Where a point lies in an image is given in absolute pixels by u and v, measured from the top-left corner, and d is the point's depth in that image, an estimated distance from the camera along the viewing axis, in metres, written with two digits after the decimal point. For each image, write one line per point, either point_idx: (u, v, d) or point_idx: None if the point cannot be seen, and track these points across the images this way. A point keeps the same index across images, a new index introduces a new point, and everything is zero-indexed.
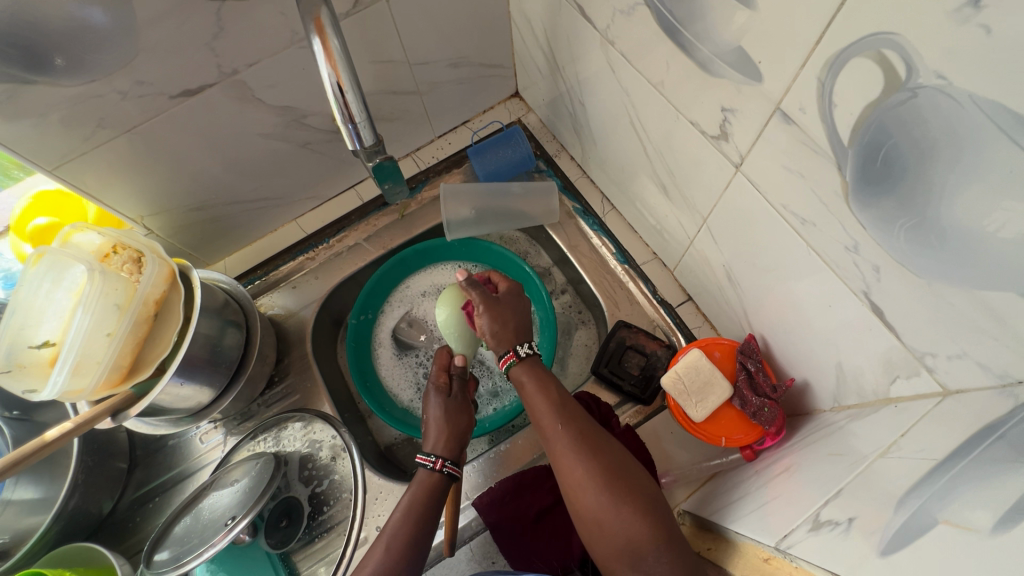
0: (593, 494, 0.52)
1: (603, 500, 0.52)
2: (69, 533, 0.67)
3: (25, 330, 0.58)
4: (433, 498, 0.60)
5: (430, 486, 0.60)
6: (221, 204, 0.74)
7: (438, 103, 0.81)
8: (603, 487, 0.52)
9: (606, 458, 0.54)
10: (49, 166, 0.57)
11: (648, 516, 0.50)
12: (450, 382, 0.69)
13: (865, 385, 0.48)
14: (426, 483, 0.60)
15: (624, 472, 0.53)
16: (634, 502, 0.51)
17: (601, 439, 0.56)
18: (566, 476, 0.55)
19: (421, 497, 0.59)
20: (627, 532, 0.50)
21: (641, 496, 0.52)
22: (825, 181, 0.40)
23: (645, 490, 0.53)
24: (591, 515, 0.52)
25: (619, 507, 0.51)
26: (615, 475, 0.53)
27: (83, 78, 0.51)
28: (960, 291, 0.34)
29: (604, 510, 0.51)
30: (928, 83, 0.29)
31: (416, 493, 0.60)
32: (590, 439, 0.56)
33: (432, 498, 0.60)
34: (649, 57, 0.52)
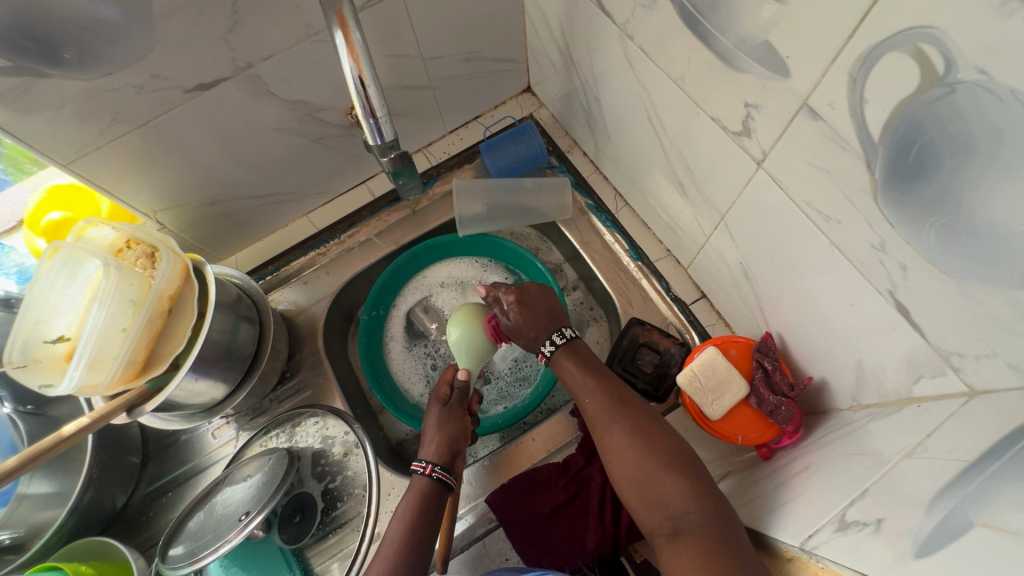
0: (624, 451, 0.55)
1: (632, 454, 0.54)
2: (84, 527, 0.67)
3: (41, 325, 0.58)
4: (431, 504, 0.59)
5: (425, 493, 0.59)
6: (234, 199, 0.74)
7: (450, 97, 0.80)
8: (632, 443, 0.54)
9: (636, 418, 0.57)
10: (64, 161, 0.57)
11: (676, 470, 0.52)
12: (452, 393, 0.68)
13: (886, 384, 0.47)
14: (423, 489, 0.60)
15: (654, 431, 0.55)
16: (661, 457, 0.53)
17: (634, 403, 0.59)
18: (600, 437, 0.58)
19: (415, 502, 0.59)
20: (656, 486, 0.51)
21: (669, 452, 0.53)
22: (853, 178, 0.39)
23: (675, 448, 0.54)
24: (622, 471, 0.54)
25: (647, 461, 0.53)
26: (644, 433, 0.55)
27: (99, 72, 0.50)
28: (993, 291, 0.34)
29: (633, 464, 0.53)
30: (968, 78, 0.29)
31: (415, 499, 0.59)
32: (623, 402, 0.58)
33: (431, 504, 0.59)
34: (670, 52, 0.52)
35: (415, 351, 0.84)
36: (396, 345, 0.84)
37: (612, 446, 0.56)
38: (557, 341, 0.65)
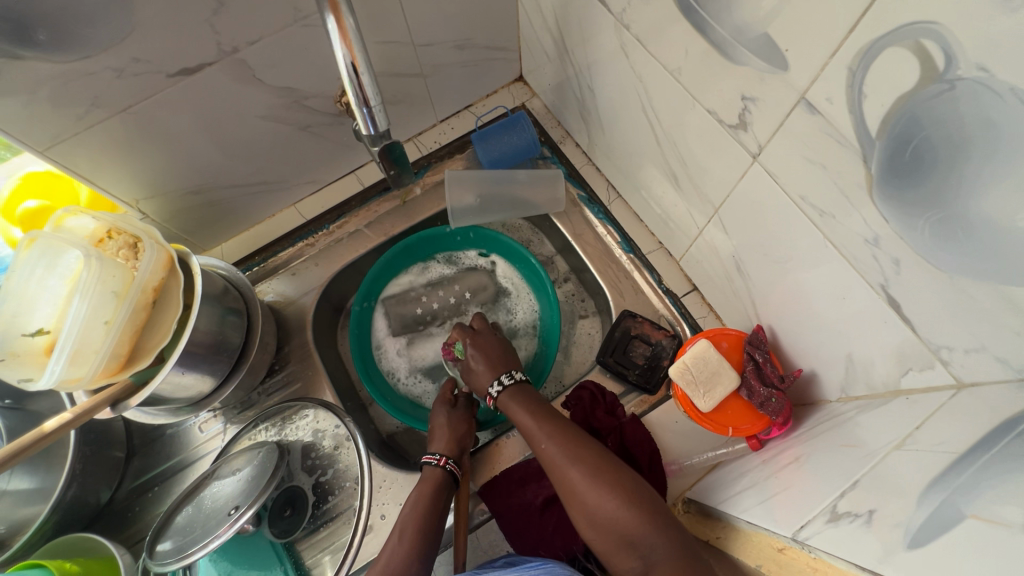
0: (583, 491, 0.55)
1: (594, 496, 0.54)
2: (68, 523, 0.66)
3: (18, 318, 0.56)
4: (439, 496, 0.62)
5: (439, 482, 0.63)
6: (219, 188, 0.72)
7: (442, 86, 0.79)
8: (591, 483, 0.55)
9: (591, 454, 0.57)
10: (40, 147, 0.55)
11: (636, 505, 0.52)
12: (456, 399, 0.74)
13: (875, 376, 0.48)
14: (429, 480, 0.63)
15: (610, 465, 0.56)
16: (618, 490, 0.53)
17: (587, 440, 0.59)
18: (557, 478, 0.57)
19: (428, 490, 0.62)
20: (620, 524, 0.52)
21: (626, 484, 0.54)
22: (849, 172, 0.39)
23: (632, 480, 0.55)
24: (584, 510, 0.54)
25: (607, 495, 0.53)
26: (600, 469, 0.55)
27: (75, 55, 0.48)
28: (984, 286, 0.34)
29: (596, 505, 0.54)
30: (967, 74, 0.29)
31: (422, 489, 0.63)
32: (575, 437, 0.59)
33: (440, 493, 0.63)
34: (667, 44, 0.51)
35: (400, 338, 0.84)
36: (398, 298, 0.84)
37: (571, 486, 0.56)
38: (505, 381, 0.68)
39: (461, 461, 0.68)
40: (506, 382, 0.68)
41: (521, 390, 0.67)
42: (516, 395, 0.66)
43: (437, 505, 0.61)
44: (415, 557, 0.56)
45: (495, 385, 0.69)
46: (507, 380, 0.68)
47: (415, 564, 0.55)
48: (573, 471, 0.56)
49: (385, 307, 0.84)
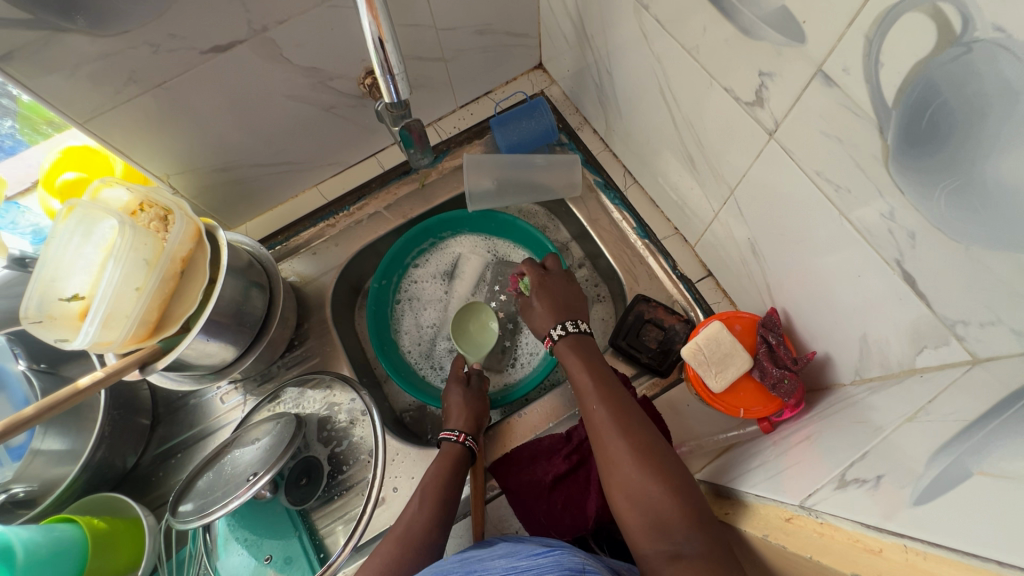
0: (626, 465, 0.53)
1: (635, 472, 0.52)
2: (95, 484, 0.69)
3: (56, 282, 0.59)
4: (459, 470, 0.64)
5: (458, 457, 0.65)
6: (245, 166, 0.74)
7: (462, 71, 0.80)
8: (635, 461, 0.52)
9: (642, 434, 0.55)
10: (80, 119, 0.57)
11: (680, 495, 0.49)
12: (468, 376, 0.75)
13: (889, 356, 0.48)
14: (450, 454, 0.65)
15: (661, 451, 0.53)
16: (664, 476, 0.51)
17: (645, 424, 0.57)
18: (602, 451, 0.56)
19: (446, 466, 0.64)
20: (657, 506, 0.49)
21: (675, 473, 0.51)
22: (865, 145, 0.39)
23: (682, 472, 0.52)
24: (624, 488, 0.52)
25: (652, 479, 0.50)
26: (649, 452, 0.53)
27: (117, 30, 0.51)
28: (1001, 256, 0.34)
29: (639, 484, 0.51)
30: (984, 36, 0.29)
31: (444, 461, 0.64)
32: (630, 415, 0.58)
33: (461, 466, 0.64)
34: (687, 23, 0.51)
35: (416, 309, 0.86)
36: (504, 266, 0.87)
37: (614, 460, 0.54)
38: (568, 328, 0.70)
39: (478, 434, 0.69)
40: (565, 331, 0.69)
41: (580, 340, 0.69)
42: (571, 342, 0.69)
43: (457, 477, 0.63)
44: (434, 524, 0.58)
45: (553, 331, 0.70)
46: (570, 327, 0.70)
47: (435, 533, 0.58)
48: (620, 445, 0.55)
49: (481, 242, 0.89)
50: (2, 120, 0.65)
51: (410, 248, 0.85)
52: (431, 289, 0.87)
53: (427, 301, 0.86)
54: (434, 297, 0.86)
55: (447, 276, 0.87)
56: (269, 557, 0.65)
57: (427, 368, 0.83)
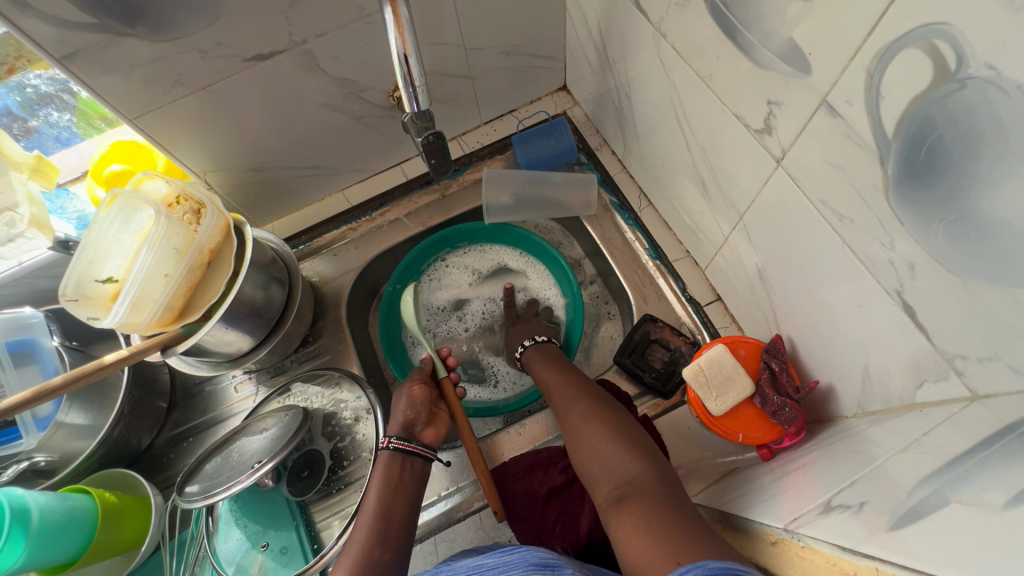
0: (582, 428, 0.60)
1: (592, 432, 0.59)
2: (112, 460, 0.72)
3: (93, 265, 0.63)
4: (404, 479, 0.62)
5: (388, 464, 0.63)
6: (276, 168, 0.78)
7: (487, 89, 0.83)
8: (595, 424, 0.60)
9: (595, 402, 0.63)
10: (130, 116, 0.62)
11: (628, 444, 0.56)
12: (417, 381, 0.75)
13: (891, 389, 0.48)
14: (387, 462, 0.63)
15: (618, 416, 0.60)
16: (617, 433, 0.58)
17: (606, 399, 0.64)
18: (567, 419, 0.64)
19: (381, 474, 0.62)
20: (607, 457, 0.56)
21: (628, 432, 0.58)
22: (867, 175, 0.40)
23: (635, 430, 0.58)
24: (583, 446, 0.59)
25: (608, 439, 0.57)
26: (602, 416, 0.60)
27: (170, 36, 0.55)
28: (995, 290, 0.34)
29: (594, 441, 0.58)
30: (978, 74, 0.30)
31: (386, 473, 0.62)
32: (594, 392, 0.65)
33: (398, 477, 0.62)
34: (699, 50, 0.53)
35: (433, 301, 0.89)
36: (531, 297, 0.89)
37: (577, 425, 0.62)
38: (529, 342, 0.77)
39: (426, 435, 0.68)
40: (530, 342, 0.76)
41: (543, 348, 0.75)
42: (538, 353, 0.75)
43: (401, 489, 0.62)
44: (375, 543, 0.57)
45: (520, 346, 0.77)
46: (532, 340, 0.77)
47: (382, 553, 0.56)
48: (581, 411, 0.62)
49: (515, 258, 0.90)
50: (61, 113, 0.70)
51: (427, 255, 0.88)
52: (457, 277, 0.90)
53: (449, 287, 0.89)
54: (460, 285, 0.89)
55: (478, 276, 0.90)
56: (266, 545, 0.67)
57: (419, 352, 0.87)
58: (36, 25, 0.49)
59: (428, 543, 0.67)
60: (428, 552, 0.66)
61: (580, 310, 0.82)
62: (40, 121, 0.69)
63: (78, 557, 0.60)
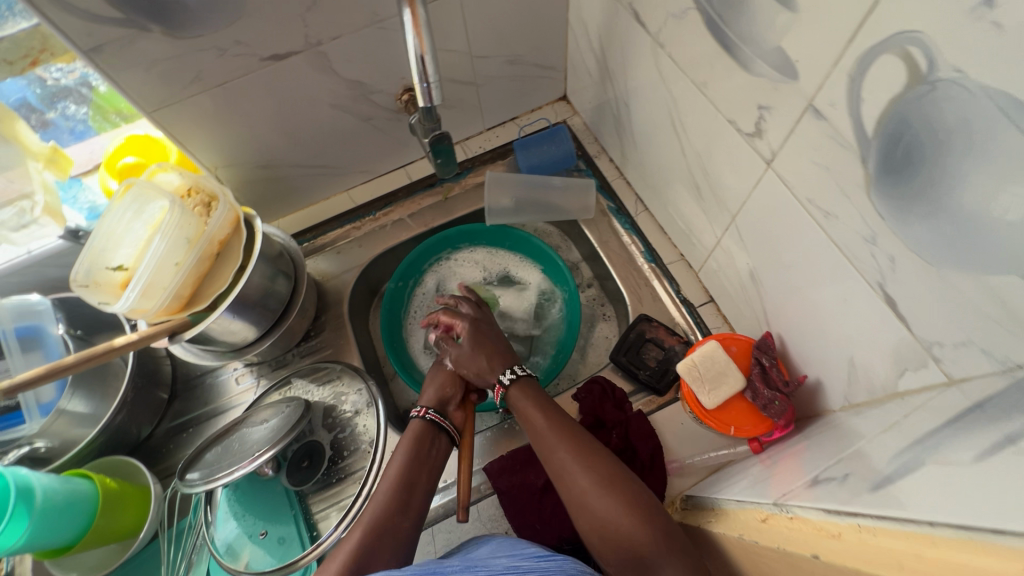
0: (576, 485, 0.57)
1: (603, 506, 0.54)
2: (112, 448, 0.72)
3: (104, 253, 0.65)
4: (429, 453, 0.64)
5: (420, 433, 0.65)
6: (284, 165, 0.80)
7: (490, 96, 0.87)
8: (601, 493, 0.55)
9: (586, 448, 0.59)
10: (148, 109, 0.64)
11: (629, 501, 0.54)
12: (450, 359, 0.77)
13: (875, 380, 0.50)
14: (418, 433, 0.65)
15: (625, 482, 0.56)
16: (630, 507, 0.53)
17: (603, 454, 0.59)
18: (567, 488, 0.58)
19: (410, 446, 0.64)
20: (609, 518, 0.53)
21: (641, 503, 0.54)
22: (850, 173, 0.43)
23: (647, 498, 0.54)
24: (595, 525, 0.54)
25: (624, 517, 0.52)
26: (596, 464, 0.57)
27: (193, 34, 0.58)
28: (968, 277, 0.37)
29: (606, 517, 0.53)
30: (947, 76, 0.33)
31: (414, 443, 0.64)
32: (587, 448, 0.59)
33: (428, 451, 0.64)
34: (695, 60, 0.56)
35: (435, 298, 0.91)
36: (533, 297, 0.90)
37: (581, 499, 0.56)
38: (513, 374, 0.69)
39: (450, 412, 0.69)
40: (510, 378, 0.68)
41: (524, 383, 0.68)
42: (517, 386, 0.68)
43: (426, 462, 0.63)
44: (395, 510, 0.58)
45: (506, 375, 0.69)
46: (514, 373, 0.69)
47: (399, 519, 0.57)
48: (585, 481, 0.56)
49: (518, 260, 0.92)
50: (78, 106, 0.72)
51: (429, 254, 0.90)
52: (462, 273, 0.92)
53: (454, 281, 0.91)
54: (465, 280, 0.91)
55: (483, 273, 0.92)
56: (265, 532, 0.68)
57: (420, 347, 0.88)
58: (66, 17, 0.51)
59: (426, 534, 0.68)
60: (426, 542, 0.67)
61: (578, 310, 0.83)
62: (56, 113, 0.71)
63: (76, 543, 0.61)
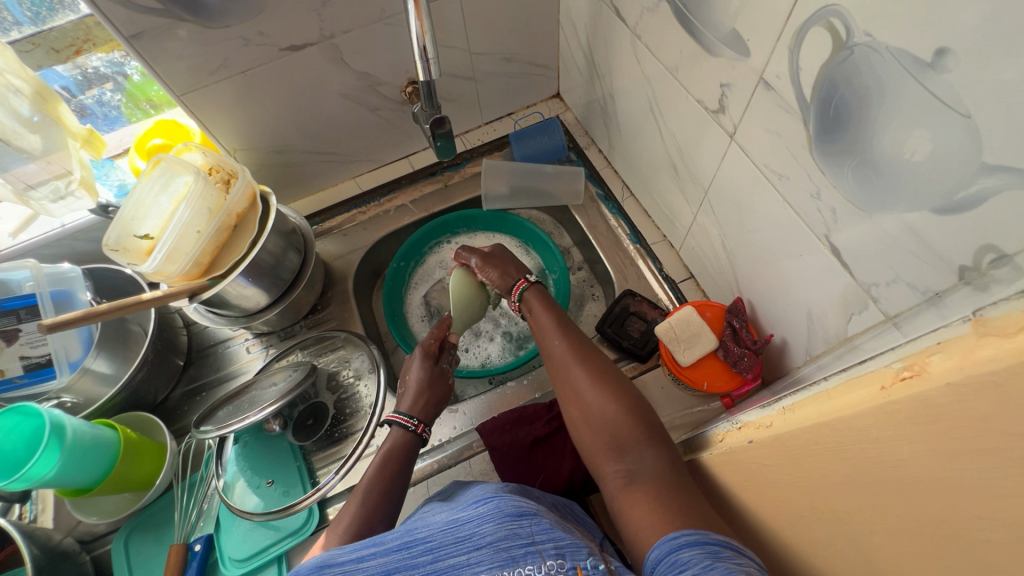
0: (587, 393, 0.59)
1: (609, 411, 0.57)
2: (131, 406, 0.78)
3: (134, 222, 0.71)
4: (406, 456, 0.64)
5: (405, 447, 0.65)
6: (297, 151, 0.87)
7: (488, 92, 0.94)
8: (609, 401, 0.57)
9: (599, 363, 0.61)
10: (178, 93, 0.71)
11: (635, 415, 0.56)
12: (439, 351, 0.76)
13: (829, 329, 0.55)
14: (398, 442, 0.66)
15: (617, 379, 0.60)
16: (636, 420, 0.55)
17: (598, 355, 0.63)
18: (564, 379, 0.62)
19: (393, 454, 0.64)
20: (614, 427, 0.56)
21: (631, 398, 0.58)
22: (796, 136, 0.49)
23: (635, 396, 0.58)
24: (584, 412, 0.59)
25: (613, 405, 0.57)
26: (607, 376, 0.60)
27: (221, 24, 0.65)
28: (893, 218, 0.42)
29: (596, 404, 0.58)
30: (861, 41, 0.39)
31: (390, 451, 0.64)
32: (586, 349, 0.63)
33: (406, 456, 0.65)
34: (667, 48, 0.63)
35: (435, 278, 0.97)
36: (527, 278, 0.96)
37: (575, 388, 0.60)
38: (529, 281, 0.75)
39: (432, 420, 0.71)
40: (530, 284, 0.74)
41: (541, 293, 0.73)
42: (536, 296, 0.72)
43: (402, 463, 0.64)
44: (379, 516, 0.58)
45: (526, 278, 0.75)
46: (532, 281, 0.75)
47: (377, 523, 0.57)
48: (581, 371, 0.61)
49: (515, 245, 0.98)
50: (113, 93, 0.79)
51: (430, 237, 0.97)
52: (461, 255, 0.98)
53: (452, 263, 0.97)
54: None
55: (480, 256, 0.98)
56: (271, 481, 0.73)
57: (419, 322, 0.94)
58: (114, 7, 0.59)
59: (421, 487, 0.72)
60: (421, 494, 0.71)
61: (568, 286, 0.89)
62: (93, 100, 0.79)
63: (95, 486, 0.66)
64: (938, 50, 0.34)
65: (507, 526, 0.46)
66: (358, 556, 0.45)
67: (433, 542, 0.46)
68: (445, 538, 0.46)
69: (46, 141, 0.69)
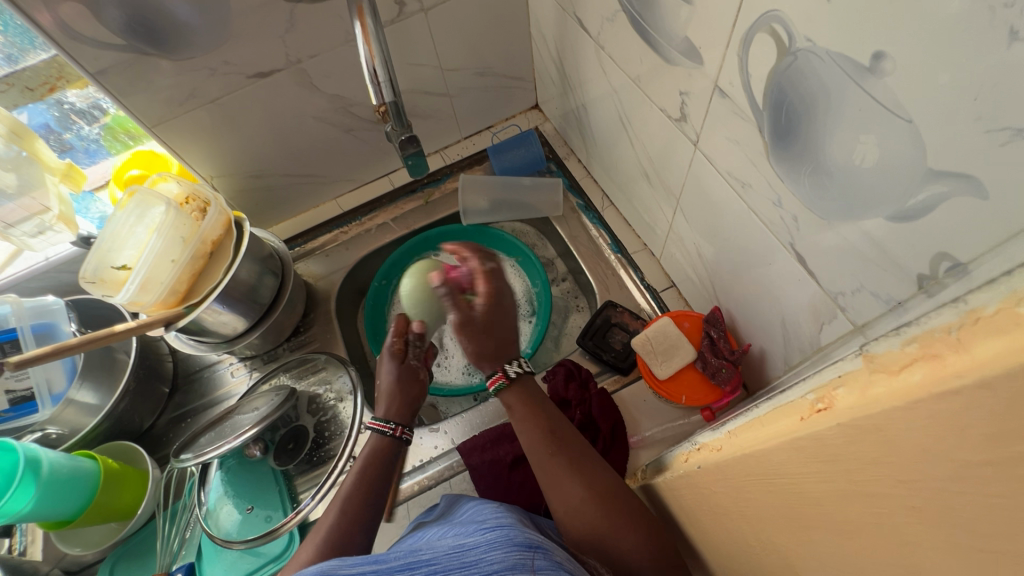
0: (594, 518, 0.54)
1: (626, 540, 0.52)
2: (116, 435, 0.79)
3: (111, 253, 0.72)
4: (383, 463, 0.62)
5: (383, 449, 0.64)
6: (275, 175, 0.88)
7: (465, 107, 0.94)
8: (623, 528, 0.53)
9: (600, 478, 0.56)
10: (150, 124, 0.72)
11: (652, 540, 0.52)
12: (405, 348, 0.72)
13: (803, 338, 0.54)
14: (377, 447, 0.64)
15: (621, 496, 0.55)
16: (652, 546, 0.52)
17: (596, 464, 0.58)
18: (560, 497, 0.56)
19: (369, 465, 0.62)
20: (633, 558, 0.52)
21: (643, 519, 0.54)
22: (754, 143, 0.48)
23: (648, 513, 0.54)
24: (593, 539, 0.54)
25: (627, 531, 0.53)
26: (613, 495, 0.55)
27: (186, 56, 0.66)
28: (851, 226, 0.41)
29: (606, 531, 0.53)
30: (803, 46, 0.38)
31: (367, 459, 0.63)
32: (581, 455, 0.58)
33: (387, 461, 0.63)
34: (629, 57, 0.62)
35: None
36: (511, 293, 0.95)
37: (578, 511, 0.55)
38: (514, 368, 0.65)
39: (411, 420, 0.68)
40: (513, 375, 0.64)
41: (524, 393, 0.63)
42: (518, 395, 0.63)
43: (381, 469, 0.62)
44: (356, 528, 0.56)
45: (511, 365, 0.65)
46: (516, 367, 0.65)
47: (356, 534, 0.56)
48: (581, 489, 0.55)
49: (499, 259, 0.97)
50: (91, 127, 0.80)
51: (411, 254, 0.96)
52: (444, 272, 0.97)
53: None
54: None
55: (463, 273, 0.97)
56: (251, 508, 0.72)
57: None
58: (78, 46, 0.60)
59: (401, 509, 0.72)
60: (402, 516, 0.71)
61: (548, 299, 0.89)
62: (72, 134, 0.80)
63: (77, 517, 0.66)
64: (875, 54, 0.33)
65: (514, 556, 0.42)
66: (359, 572, 0.39)
67: (438, 564, 0.41)
68: (451, 561, 0.41)
69: (23, 179, 0.71)
